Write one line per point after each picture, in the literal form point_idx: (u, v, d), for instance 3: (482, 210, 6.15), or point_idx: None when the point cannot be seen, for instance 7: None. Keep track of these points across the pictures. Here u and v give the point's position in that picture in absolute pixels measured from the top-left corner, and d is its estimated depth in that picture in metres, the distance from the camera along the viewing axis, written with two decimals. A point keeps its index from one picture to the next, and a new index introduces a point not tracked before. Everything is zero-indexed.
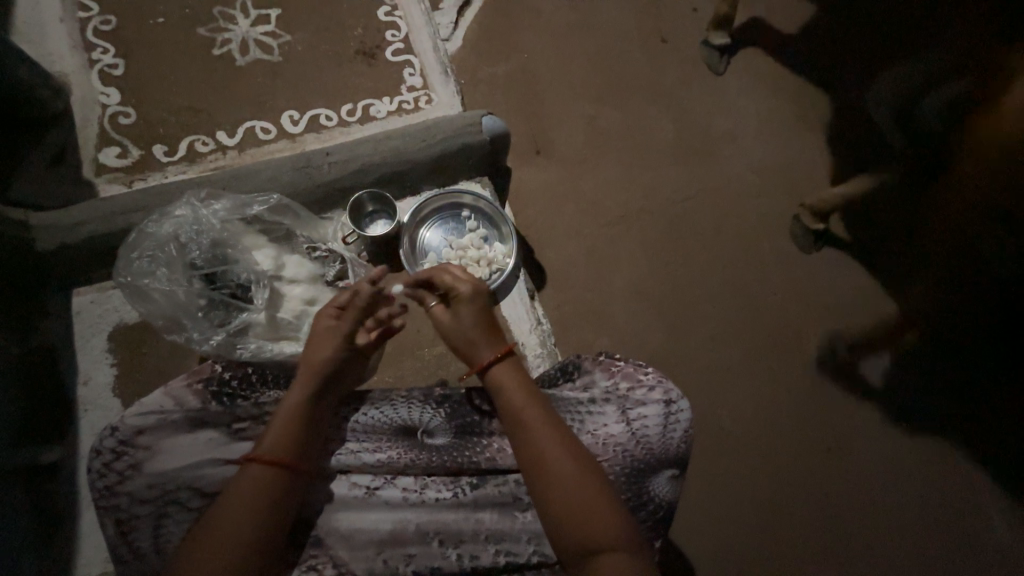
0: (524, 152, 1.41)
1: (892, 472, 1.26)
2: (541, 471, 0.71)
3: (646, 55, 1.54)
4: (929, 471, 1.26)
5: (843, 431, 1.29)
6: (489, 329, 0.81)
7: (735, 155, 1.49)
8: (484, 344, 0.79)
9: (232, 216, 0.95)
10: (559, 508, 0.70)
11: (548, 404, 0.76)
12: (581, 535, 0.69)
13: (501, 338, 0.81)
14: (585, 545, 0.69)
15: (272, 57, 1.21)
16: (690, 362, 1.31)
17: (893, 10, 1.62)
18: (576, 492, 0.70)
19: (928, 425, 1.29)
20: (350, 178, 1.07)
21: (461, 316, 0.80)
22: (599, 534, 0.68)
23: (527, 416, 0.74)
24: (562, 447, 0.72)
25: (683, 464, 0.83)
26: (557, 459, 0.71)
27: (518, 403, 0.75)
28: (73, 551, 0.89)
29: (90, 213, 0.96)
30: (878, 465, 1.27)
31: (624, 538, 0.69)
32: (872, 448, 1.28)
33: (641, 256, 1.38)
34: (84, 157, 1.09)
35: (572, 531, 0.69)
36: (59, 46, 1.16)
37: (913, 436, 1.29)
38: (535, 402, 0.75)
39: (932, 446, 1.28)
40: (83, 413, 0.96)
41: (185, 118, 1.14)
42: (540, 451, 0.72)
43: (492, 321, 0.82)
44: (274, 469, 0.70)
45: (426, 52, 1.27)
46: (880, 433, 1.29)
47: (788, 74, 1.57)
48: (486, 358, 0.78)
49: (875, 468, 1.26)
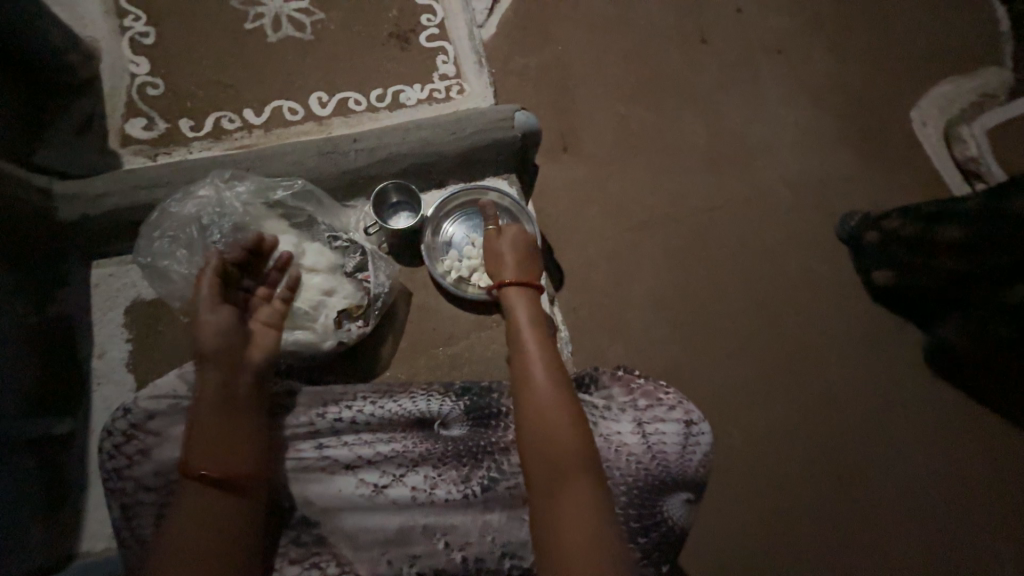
0: (550, 149, 1.36)
1: (911, 509, 1.21)
2: (525, 421, 0.73)
3: (686, 58, 1.47)
4: (950, 513, 1.21)
5: (860, 463, 1.24)
6: (516, 261, 0.93)
7: (770, 169, 1.43)
8: (507, 270, 0.92)
9: (255, 199, 0.93)
10: (535, 422, 0.72)
11: (546, 333, 0.84)
12: (553, 451, 0.70)
13: (522, 271, 0.92)
14: (554, 512, 0.66)
15: (304, 34, 1.18)
16: (706, 379, 1.27)
17: (939, 34, 1.58)
18: (555, 407, 0.73)
19: (952, 465, 1.24)
20: (376, 168, 1.04)
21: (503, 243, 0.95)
22: (569, 509, 0.66)
23: (528, 362, 0.79)
24: (554, 399, 0.74)
25: (700, 487, 0.79)
26: (539, 378, 0.76)
27: (521, 322, 0.85)
28: (80, 522, 0.89)
29: (115, 186, 0.95)
30: (896, 502, 1.21)
31: (597, 524, 0.65)
32: (896, 488, 1.22)
33: (663, 266, 1.33)
34: (112, 127, 1.08)
35: (546, 446, 0.70)
36: (91, 10, 1.13)
37: (938, 478, 1.23)
38: (534, 324, 0.85)
39: (957, 488, 1.22)
40: (96, 387, 0.96)
41: (213, 93, 1.12)
42: (527, 368, 0.78)
43: (526, 258, 0.94)
44: (219, 468, 0.69)
45: (461, 41, 1.23)
46: (902, 470, 1.23)
47: (831, 88, 1.51)
48: (506, 278, 0.90)
49: (893, 505, 1.21)
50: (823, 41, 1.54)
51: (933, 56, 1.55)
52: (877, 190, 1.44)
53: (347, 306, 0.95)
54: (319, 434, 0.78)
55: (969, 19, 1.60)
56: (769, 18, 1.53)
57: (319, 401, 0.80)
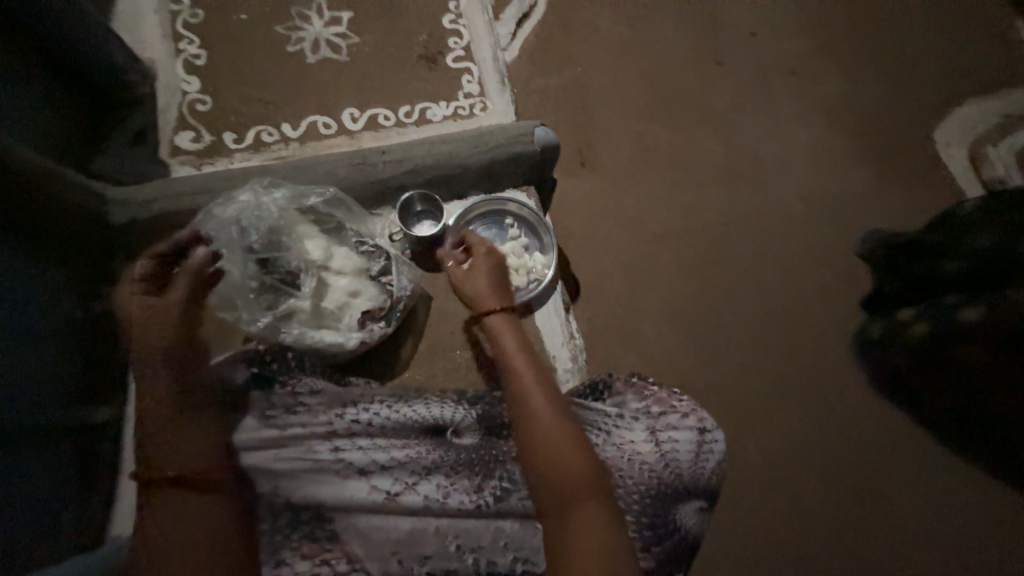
0: (568, 163, 1.41)
1: (932, 531, 1.19)
2: (531, 447, 0.75)
3: (703, 78, 1.51)
4: (970, 536, 1.19)
5: (880, 482, 1.22)
6: (496, 288, 0.96)
7: (787, 186, 1.44)
8: (491, 297, 0.94)
9: (290, 205, 0.99)
10: (541, 448, 0.74)
11: (534, 357, 0.86)
12: (562, 476, 0.72)
13: (505, 297, 0.95)
14: (562, 526, 0.70)
15: (340, 56, 1.26)
16: (722, 394, 1.26)
17: (958, 56, 1.59)
18: (558, 431, 0.75)
19: (971, 486, 1.22)
20: (402, 178, 1.10)
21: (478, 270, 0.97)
22: (579, 523, 0.69)
23: (526, 390, 0.80)
24: (557, 423, 0.76)
25: (711, 495, 0.80)
26: (539, 403, 0.78)
27: (509, 348, 0.87)
28: (111, 505, 0.94)
29: (161, 192, 1.03)
30: (916, 524, 1.19)
31: (607, 538, 0.68)
32: (916, 509, 1.20)
33: (680, 278, 1.34)
34: (163, 140, 1.18)
35: (554, 470, 0.72)
36: (150, 35, 1.24)
37: (958, 499, 1.21)
38: (523, 349, 0.87)
39: (976, 510, 1.20)
40: (132, 377, 1.03)
41: (255, 108, 1.20)
42: (525, 394, 0.80)
43: (502, 283, 0.97)
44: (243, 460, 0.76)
45: (485, 62, 1.30)
46: (922, 491, 1.21)
47: (849, 108, 1.52)
48: (489, 305, 0.93)
49: (913, 527, 1.19)
50: (840, 62, 1.56)
51: (953, 76, 1.56)
52: (896, 207, 1.44)
53: (370, 307, 0.99)
54: (334, 434, 0.78)
55: (987, 41, 1.60)
56: (785, 41, 1.57)
57: (336, 403, 0.80)
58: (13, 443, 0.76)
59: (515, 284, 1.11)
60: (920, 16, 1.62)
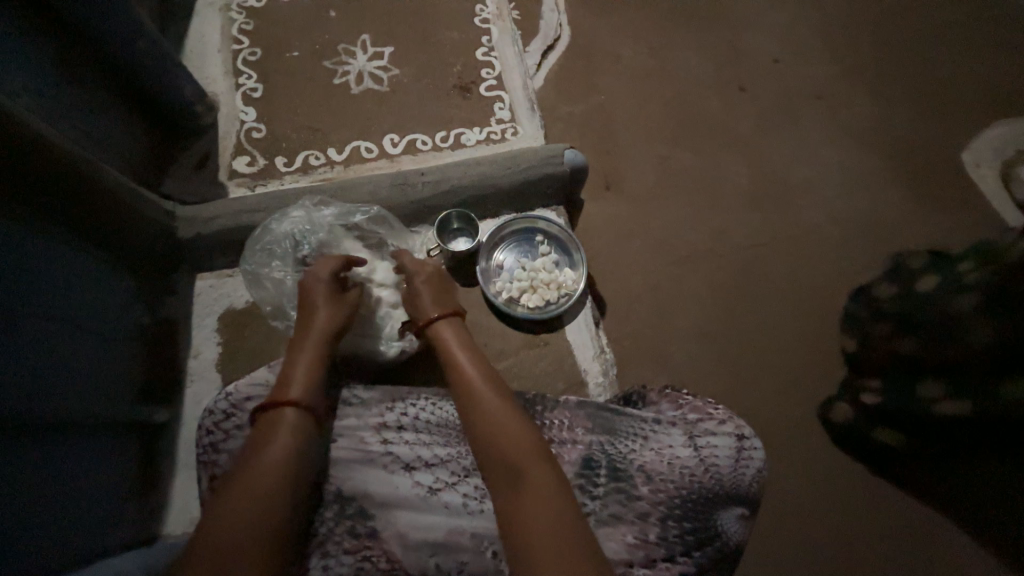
0: (593, 185, 1.45)
1: (981, 560, 1.14)
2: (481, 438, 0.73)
3: (723, 103, 1.56)
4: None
5: (922, 506, 1.18)
6: (435, 298, 0.93)
7: (813, 207, 1.46)
8: (432, 307, 0.91)
9: (338, 221, 1.06)
10: (486, 439, 0.73)
11: (474, 355, 0.84)
12: (517, 464, 0.70)
13: (449, 305, 0.92)
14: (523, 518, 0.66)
15: (382, 87, 1.36)
16: (754, 412, 1.25)
17: (981, 77, 1.60)
18: (508, 426, 0.73)
19: None
20: (440, 198, 1.16)
21: (419, 288, 0.95)
22: (533, 519, 0.65)
23: (470, 385, 0.79)
24: (504, 414, 0.74)
25: (753, 503, 0.80)
26: (484, 397, 0.77)
27: (451, 348, 0.85)
28: (166, 500, 1.00)
29: (223, 209, 1.11)
30: (963, 551, 1.15)
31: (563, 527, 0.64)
32: (963, 535, 1.16)
33: (707, 296, 1.36)
34: (221, 163, 1.27)
35: (508, 459, 0.70)
36: (214, 72, 1.37)
37: (1011, 527, 1.15)
38: (463, 349, 0.84)
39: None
40: (190, 383, 1.08)
41: (304, 135, 1.30)
42: (468, 389, 0.78)
43: (445, 293, 0.96)
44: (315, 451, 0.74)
45: (516, 90, 1.38)
46: (968, 517, 1.17)
47: (872, 129, 1.54)
48: (432, 315, 0.89)
49: (961, 555, 1.14)
50: (861, 86, 1.59)
51: (976, 97, 1.57)
52: (924, 225, 1.43)
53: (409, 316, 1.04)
54: (385, 427, 0.83)
55: (1011, 65, 1.61)
56: (805, 67, 1.61)
57: (389, 397, 0.86)
58: (87, 433, 0.85)
59: (546, 298, 1.15)
60: (940, 42, 1.65)
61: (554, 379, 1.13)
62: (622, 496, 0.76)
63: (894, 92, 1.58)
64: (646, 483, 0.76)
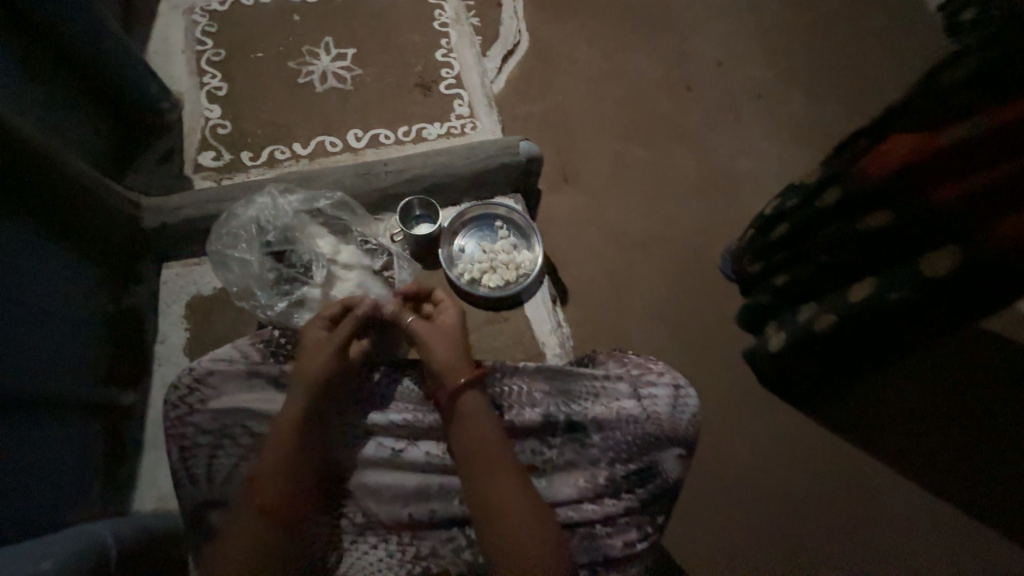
0: (551, 178, 1.55)
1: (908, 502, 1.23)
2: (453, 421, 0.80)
3: (668, 100, 1.69)
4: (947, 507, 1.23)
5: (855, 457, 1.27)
6: (461, 352, 0.86)
7: (750, 194, 1.59)
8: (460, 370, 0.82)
9: (303, 207, 1.11)
10: (455, 414, 0.80)
11: (454, 334, 0.87)
12: (477, 443, 0.77)
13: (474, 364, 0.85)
14: (489, 494, 0.74)
15: (345, 86, 1.42)
16: (699, 377, 1.36)
17: (893, 78, 1.79)
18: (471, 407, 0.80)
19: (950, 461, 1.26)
20: (402, 186, 1.22)
21: (434, 337, 0.87)
22: (496, 483, 0.74)
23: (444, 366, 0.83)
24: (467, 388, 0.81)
25: (691, 445, 0.88)
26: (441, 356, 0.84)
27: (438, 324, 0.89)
28: (131, 481, 1.02)
29: (187, 200, 1.14)
30: (893, 496, 1.24)
31: (521, 498, 0.74)
32: (893, 482, 1.25)
33: (656, 275, 1.47)
34: (187, 157, 1.31)
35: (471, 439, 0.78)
36: (179, 71, 1.40)
37: (936, 473, 1.25)
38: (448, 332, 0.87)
39: (955, 484, 1.24)
40: (156, 366, 1.11)
41: (270, 131, 1.35)
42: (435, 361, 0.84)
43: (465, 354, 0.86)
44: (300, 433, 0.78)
45: (474, 88, 1.47)
46: (897, 465, 1.27)
47: (799, 123, 1.70)
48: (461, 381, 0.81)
49: (888, 499, 1.24)
50: (790, 85, 1.76)
51: (890, 96, 1.75)
52: None
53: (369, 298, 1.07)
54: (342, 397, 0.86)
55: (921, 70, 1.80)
56: (741, 68, 1.77)
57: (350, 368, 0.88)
58: (53, 412, 0.87)
59: (506, 278, 1.23)
60: (859, 48, 1.83)
61: (513, 351, 1.20)
62: (576, 445, 0.85)
63: (818, 91, 1.75)
64: (596, 432, 0.85)
